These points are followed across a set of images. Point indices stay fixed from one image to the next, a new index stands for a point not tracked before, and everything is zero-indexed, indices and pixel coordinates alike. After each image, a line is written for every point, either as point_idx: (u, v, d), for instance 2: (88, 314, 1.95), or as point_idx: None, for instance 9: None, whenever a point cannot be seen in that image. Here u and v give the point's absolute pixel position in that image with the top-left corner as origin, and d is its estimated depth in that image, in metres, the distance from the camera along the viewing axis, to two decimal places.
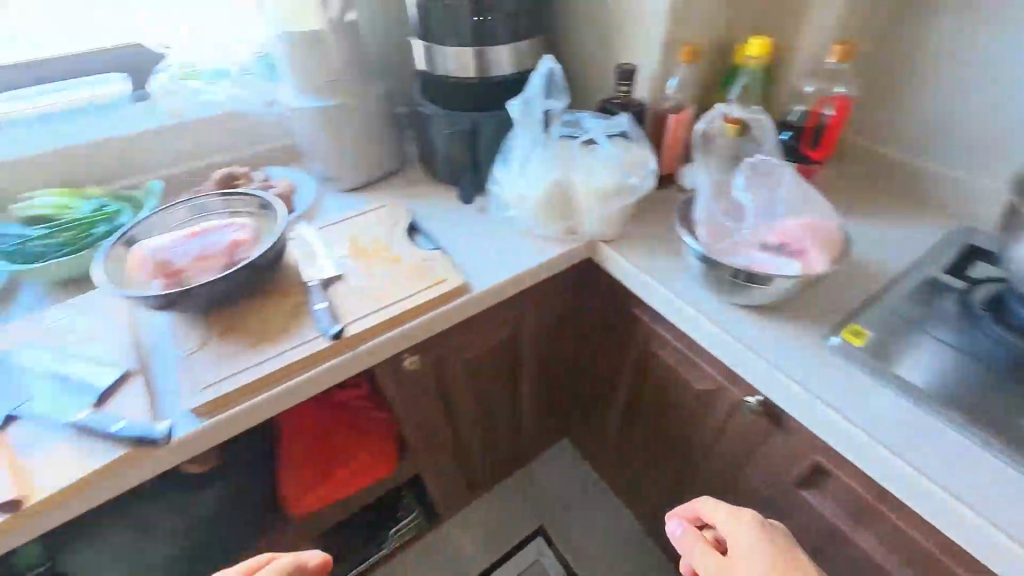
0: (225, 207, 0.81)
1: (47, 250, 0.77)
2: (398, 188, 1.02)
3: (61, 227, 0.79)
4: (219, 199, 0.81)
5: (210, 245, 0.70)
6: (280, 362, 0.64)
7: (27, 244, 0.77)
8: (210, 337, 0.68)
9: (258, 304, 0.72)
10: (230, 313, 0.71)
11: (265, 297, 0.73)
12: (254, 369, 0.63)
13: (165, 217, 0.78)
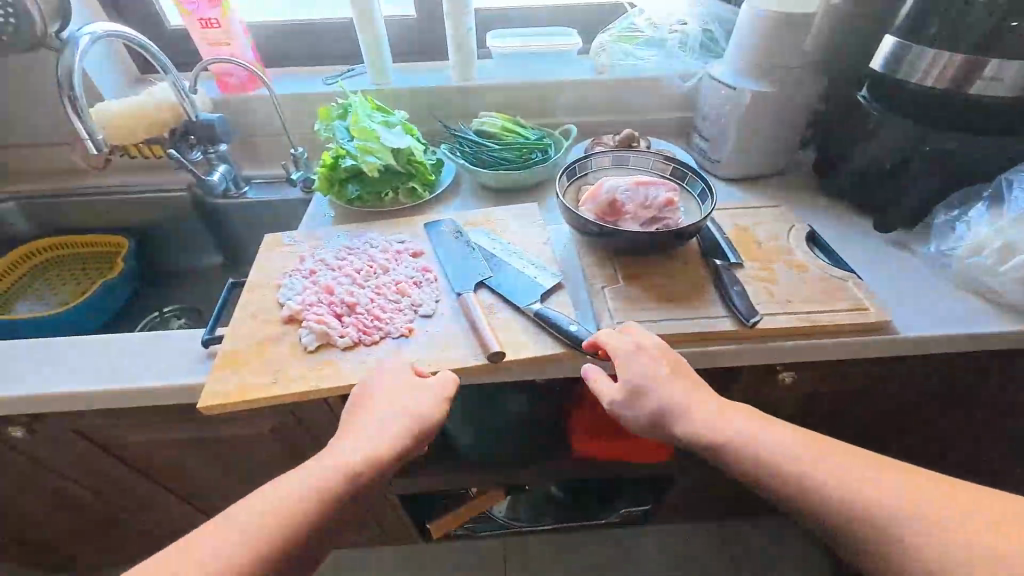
0: (647, 167, 0.85)
1: (494, 163, 0.94)
2: (782, 189, 0.95)
3: (508, 147, 0.94)
4: (641, 161, 0.85)
5: (652, 199, 0.73)
6: (689, 326, 0.66)
7: (484, 153, 0.94)
8: (621, 277, 0.73)
9: (663, 264, 0.75)
10: (638, 263, 0.75)
11: (669, 259, 0.75)
12: (665, 324, 0.66)
13: (597, 161, 0.85)
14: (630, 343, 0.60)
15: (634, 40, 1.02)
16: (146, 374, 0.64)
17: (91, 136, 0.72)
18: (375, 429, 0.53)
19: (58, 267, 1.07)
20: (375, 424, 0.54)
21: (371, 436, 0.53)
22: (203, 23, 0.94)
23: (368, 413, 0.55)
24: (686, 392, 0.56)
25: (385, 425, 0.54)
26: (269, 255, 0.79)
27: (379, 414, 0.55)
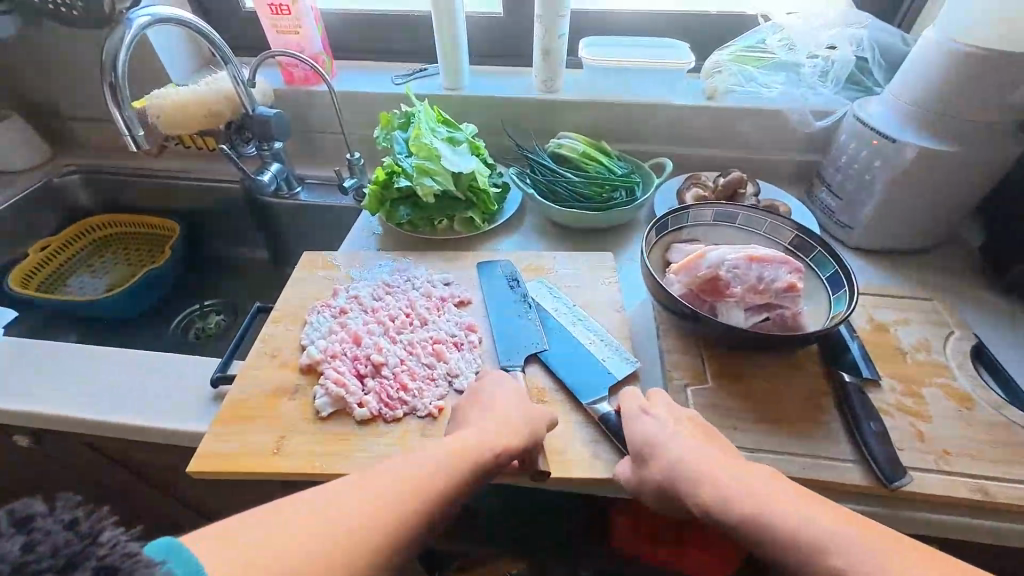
0: (757, 234, 0.68)
1: (568, 197, 0.80)
2: (931, 273, 0.74)
3: (587, 181, 0.80)
4: (751, 224, 0.68)
5: (769, 282, 0.56)
6: (798, 469, 0.49)
7: (557, 184, 0.81)
8: (710, 375, 0.57)
9: (767, 365, 0.58)
10: (734, 359, 0.59)
11: (776, 360, 0.59)
12: (764, 458, 0.50)
13: (696, 215, 0.69)
14: (638, 407, 0.51)
15: (760, 62, 0.84)
16: (150, 409, 0.58)
17: (131, 129, 0.64)
18: (504, 414, 0.49)
19: (114, 244, 1.07)
20: (505, 413, 0.49)
21: (500, 424, 0.48)
22: (274, 9, 0.87)
23: (489, 406, 0.51)
24: (709, 455, 0.45)
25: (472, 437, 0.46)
26: (301, 279, 0.70)
27: (504, 405, 0.51)
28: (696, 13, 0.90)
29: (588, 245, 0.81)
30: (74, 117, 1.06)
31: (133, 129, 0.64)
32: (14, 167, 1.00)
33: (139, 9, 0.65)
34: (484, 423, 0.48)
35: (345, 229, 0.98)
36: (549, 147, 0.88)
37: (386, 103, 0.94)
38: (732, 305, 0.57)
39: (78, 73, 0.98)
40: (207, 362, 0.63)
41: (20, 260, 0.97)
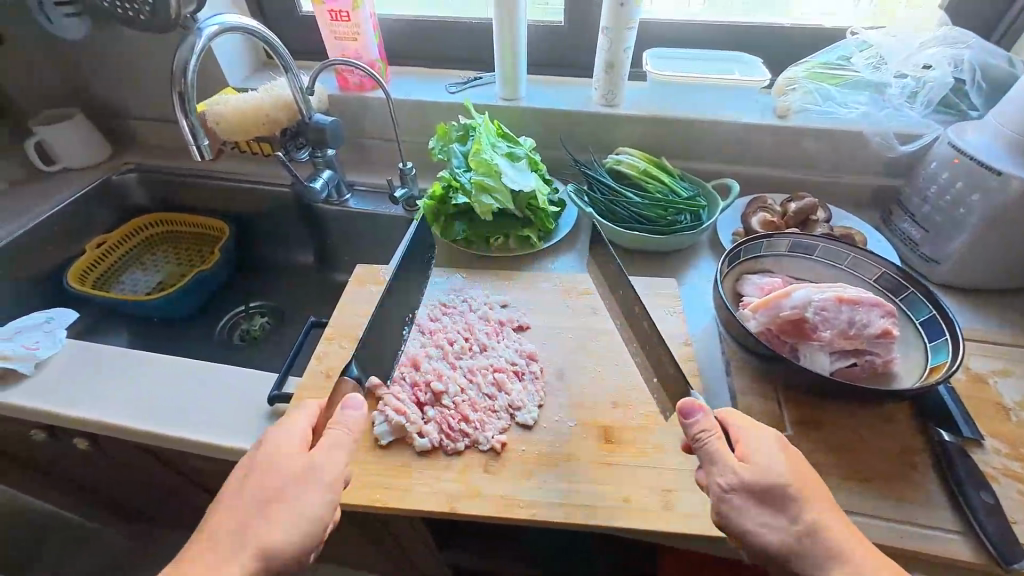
0: (839, 269, 0.64)
1: (628, 217, 0.77)
2: None
3: (649, 201, 0.77)
4: (833, 258, 0.64)
5: (861, 327, 0.52)
6: (894, 538, 0.45)
7: (617, 203, 0.77)
8: (790, 423, 0.54)
9: (853, 415, 0.54)
10: (816, 406, 0.55)
11: (862, 410, 0.55)
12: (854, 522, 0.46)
13: (770, 246, 0.65)
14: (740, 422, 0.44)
15: (838, 80, 0.79)
16: (207, 424, 0.57)
17: (198, 141, 0.63)
18: (279, 480, 0.41)
19: (165, 243, 1.08)
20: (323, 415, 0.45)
21: (279, 489, 0.41)
22: (333, 15, 0.85)
23: (262, 472, 0.42)
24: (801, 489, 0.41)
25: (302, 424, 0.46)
26: (356, 294, 0.69)
27: (286, 463, 0.42)
28: (770, 25, 0.85)
29: (646, 268, 0.77)
30: (132, 116, 1.08)
31: (201, 139, 0.63)
32: (74, 164, 1.03)
33: (207, 19, 0.65)
34: (261, 490, 0.41)
35: (391, 238, 0.97)
36: (607, 163, 0.84)
37: (439, 112, 0.93)
38: (817, 348, 0.53)
39: (138, 74, 1.00)
40: (262, 376, 0.62)
41: (77, 257, 0.99)
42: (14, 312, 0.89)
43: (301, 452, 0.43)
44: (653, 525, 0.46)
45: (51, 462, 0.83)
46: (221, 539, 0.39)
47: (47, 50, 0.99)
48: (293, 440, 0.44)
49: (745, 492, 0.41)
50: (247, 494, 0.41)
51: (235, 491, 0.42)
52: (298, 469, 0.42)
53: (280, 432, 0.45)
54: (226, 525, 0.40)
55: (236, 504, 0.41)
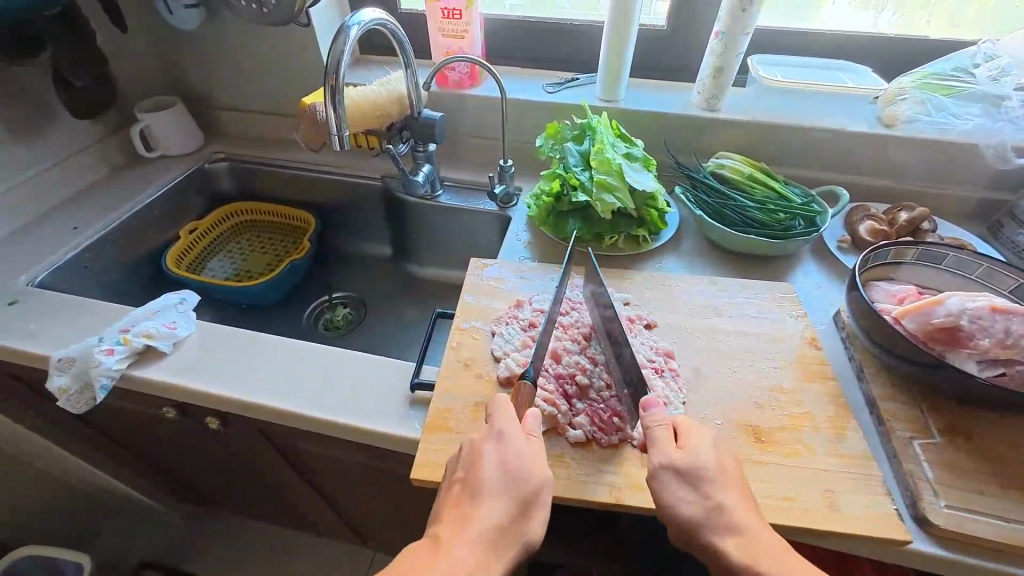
0: (968, 280, 0.64)
1: (740, 221, 0.77)
2: None
3: (761, 206, 0.77)
4: (963, 269, 0.64)
5: (1017, 338, 0.52)
6: None
7: (728, 207, 0.78)
8: (937, 430, 0.54)
9: (997, 424, 0.54)
10: (960, 415, 0.55)
11: (1007, 421, 0.55)
12: (1018, 530, 0.47)
13: (900, 253, 0.66)
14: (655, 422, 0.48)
15: (950, 91, 0.78)
16: (350, 408, 0.59)
17: (337, 131, 0.68)
18: (526, 487, 0.43)
19: (250, 231, 1.08)
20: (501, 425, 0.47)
21: (523, 495, 0.43)
22: (445, 13, 0.88)
23: (496, 478, 0.44)
24: (751, 455, 0.46)
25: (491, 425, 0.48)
26: (478, 285, 0.70)
27: (525, 469, 0.44)
28: (871, 36, 0.90)
29: (756, 272, 0.77)
30: (223, 104, 1.10)
31: (342, 130, 0.68)
32: (170, 151, 1.04)
33: (349, 16, 0.66)
34: (506, 493, 0.43)
35: (480, 235, 0.96)
36: (709, 166, 0.85)
37: (537, 110, 0.94)
38: (966, 355, 0.54)
39: (239, 64, 1.02)
40: (395, 365, 0.64)
41: (172, 241, 1.00)
42: (118, 293, 0.90)
43: (531, 460, 0.45)
44: (819, 523, 0.47)
45: (153, 443, 0.84)
46: (475, 534, 0.41)
47: (153, 38, 1.02)
48: (518, 448, 0.46)
49: (672, 472, 0.45)
50: (488, 497, 0.43)
51: (471, 491, 0.44)
52: (538, 475, 0.44)
53: (502, 439, 0.46)
54: (477, 524, 0.42)
55: (483, 501, 0.43)
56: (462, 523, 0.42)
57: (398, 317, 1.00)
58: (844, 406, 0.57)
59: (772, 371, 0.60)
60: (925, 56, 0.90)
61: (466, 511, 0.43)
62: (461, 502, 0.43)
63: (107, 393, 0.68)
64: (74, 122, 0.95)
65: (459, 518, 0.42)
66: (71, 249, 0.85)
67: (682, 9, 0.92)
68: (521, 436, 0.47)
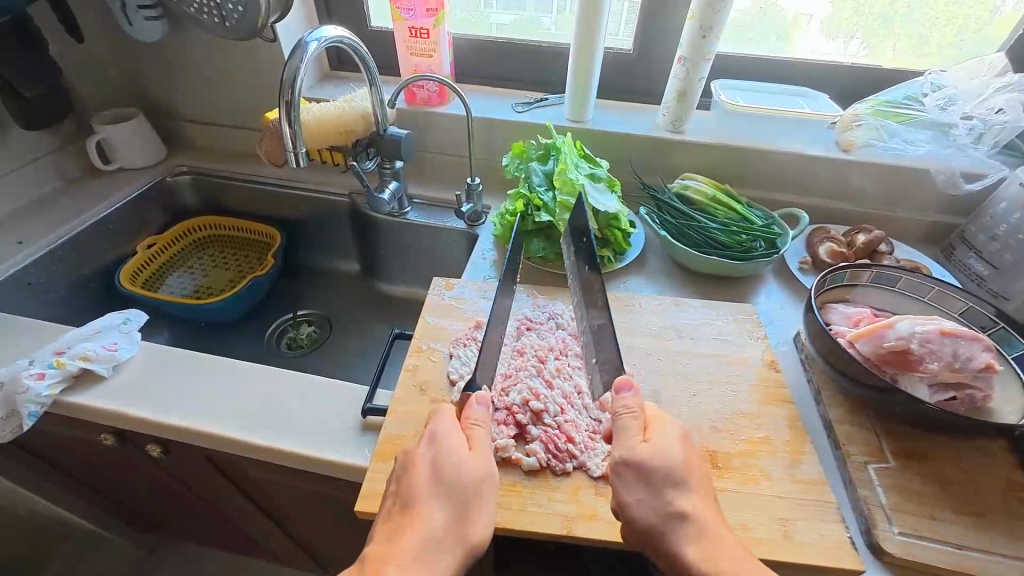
0: (920, 302, 0.65)
1: (702, 242, 0.78)
2: None
3: (723, 227, 0.78)
4: (914, 293, 0.65)
5: (965, 361, 0.53)
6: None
7: (691, 227, 0.78)
8: (891, 454, 0.54)
9: (949, 449, 0.54)
10: (916, 439, 0.55)
11: (956, 444, 0.55)
12: (971, 557, 0.46)
13: (855, 275, 0.67)
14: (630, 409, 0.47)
15: (902, 118, 0.81)
16: (297, 433, 0.56)
17: (293, 151, 0.67)
18: (462, 483, 0.44)
19: (213, 246, 1.05)
20: (444, 427, 0.47)
21: (464, 488, 0.44)
22: (412, 32, 0.88)
23: (431, 479, 0.44)
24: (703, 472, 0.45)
25: (445, 430, 0.46)
26: (438, 305, 0.69)
27: (460, 465, 0.44)
28: (828, 64, 0.93)
29: (718, 293, 0.78)
30: (187, 117, 1.07)
31: (297, 152, 0.68)
32: (129, 163, 1.01)
33: (311, 31, 0.66)
34: (445, 492, 0.43)
35: (448, 251, 0.95)
36: (674, 187, 0.86)
37: (507, 128, 0.94)
38: (917, 379, 0.55)
39: (203, 78, 1.00)
40: (350, 388, 0.61)
41: (128, 256, 0.96)
42: (65, 309, 0.87)
43: (466, 460, 0.45)
44: (773, 552, 0.46)
45: (95, 468, 0.79)
46: (414, 540, 0.41)
47: (115, 50, 1.00)
48: (452, 447, 0.45)
49: (634, 466, 0.44)
50: (425, 502, 0.43)
51: (404, 505, 0.43)
52: (476, 473, 0.44)
53: (436, 441, 0.46)
54: (420, 527, 0.41)
55: (422, 508, 0.42)
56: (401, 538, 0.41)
57: (363, 335, 0.98)
58: (801, 430, 0.56)
59: (731, 394, 0.60)
60: (881, 84, 0.93)
61: (403, 519, 0.42)
62: (398, 514, 0.43)
63: (42, 417, 0.64)
64: (26, 133, 0.92)
65: (399, 526, 0.42)
66: (12, 263, 0.81)
67: (650, 34, 0.94)
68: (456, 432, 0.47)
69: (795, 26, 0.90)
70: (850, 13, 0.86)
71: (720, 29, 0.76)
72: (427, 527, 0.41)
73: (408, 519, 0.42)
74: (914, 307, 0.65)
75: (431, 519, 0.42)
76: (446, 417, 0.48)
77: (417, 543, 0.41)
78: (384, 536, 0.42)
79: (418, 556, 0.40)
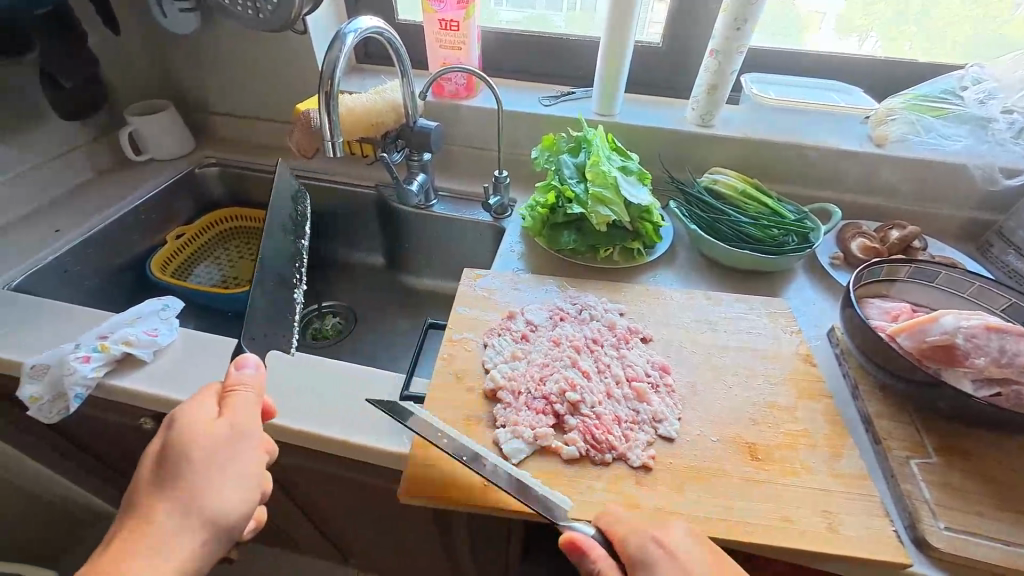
0: (960, 298, 0.64)
1: (733, 236, 0.77)
2: None
3: (754, 221, 0.77)
4: (954, 289, 0.65)
5: (1013, 356, 0.52)
6: None
7: (722, 221, 0.78)
8: (933, 449, 0.53)
9: (995, 446, 0.54)
10: (960, 435, 0.55)
11: (1001, 441, 0.54)
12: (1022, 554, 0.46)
13: (893, 270, 0.66)
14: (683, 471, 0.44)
15: (940, 113, 0.79)
16: (335, 421, 0.57)
17: (299, 238, 0.71)
18: (198, 461, 0.42)
19: (240, 237, 1.06)
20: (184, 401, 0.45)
21: (200, 463, 0.42)
22: (443, 24, 0.88)
23: (170, 465, 0.42)
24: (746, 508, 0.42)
25: (194, 412, 0.45)
26: (470, 296, 0.69)
27: (202, 445, 0.43)
28: (862, 58, 0.92)
29: (750, 287, 0.77)
30: (216, 110, 1.09)
31: (302, 237, 0.72)
32: (161, 154, 1.03)
33: (347, 22, 0.66)
34: (184, 476, 0.42)
35: (473, 244, 0.95)
36: (703, 182, 0.85)
37: (535, 122, 0.94)
38: (962, 374, 0.54)
39: (233, 70, 1.01)
40: (385, 376, 0.62)
41: (158, 247, 0.98)
42: (98, 298, 0.88)
43: (204, 439, 0.43)
44: (818, 545, 0.46)
45: (128, 454, 0.81)
46: (153, 528, 0.40)
47: (147, 43, 1.01)
48: (191, 427, 0.43)
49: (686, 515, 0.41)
50: (154, 494, 0.41)
51: (134, 504, 0.41)
52: (217, 443, 0.43)
53: (173, 424, 0.44)
54: (157, 518, 0.40)
55: (151, 507, 0.41)
56: (131, 549, 0.39)
57: (389, 328, 0.98)
58: (841, 424, 0.56)
59: (768, 387, 0.60)
60: (916, 79, 0.92)
61: (144, 510, 0.41)
62: (133, 504, 0.41)
63: (83, 402, 0.66)
64: (61, 124, 0.93)
65: (137, 519, 0.41)
66: (49, 253, 0.82)
67: (680, 27, 0.93)
68: (208, 401, 0.46)
69: (807, 23, 0.90)
70: (862, 10, 0.86)
71: (755, 22, 0.76)
72: (160, 518, 0.40)
73: (144, 514, 0.41)
74: (955, 303, 0.65)
75: (167, 513, 0.40)
76: (201, 396, 0.46)
77: (158, 542, 0.39)
78: (108, 549, 0.39)
79: (155, 547, 0.39)
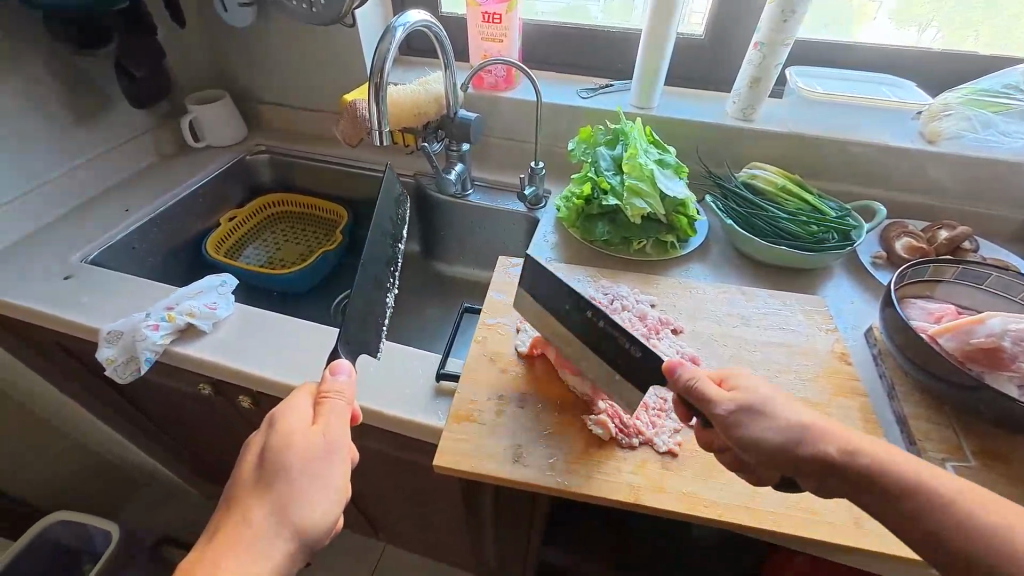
0: (1009, 301, 0.62)
1: (770, 232, 0.76)
2: None
3: (793, 218, 0.76)
4: (1004, 291, 0.63)
5: None
6: None
7: (759, 217, 0.77)
8: (971, 452, 0.52)
9: None
10: (1000, 440, 0.53)
11: None
12: None
13: (939, 271, 0.64)
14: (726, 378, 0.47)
15: (1000, 108, 0.77)
16: (375, 394, 0.61)
17: (396, 243, 0.72)
18: (293, 465, 0.45)
19: (286, 222, 1.12)
20: (284, 404, 0.49)
21: (296, 468, 0.45)
22: (485, 17, 0.90)
23: (270, 465, 0.45)
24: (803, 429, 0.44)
25: (293, 416, 0.48)
26: (504, 283, 0.71)
27: (299, 449, 0.46)
28: (916, 51, 0.89)
29: (785, 284, 0.76)
30: (267, 100, 1.14)
31: (399, 242, 0.73)
32: (218, 142, 1.09)
33: (397, 16, 0.69)
34: (281, 479, 0.44)
35: (507, 233, 0.97)
36: (741, 177, 0.84)
37: (572, 114, 0.95)
38: (1006, 378, 0.53)
39: (284, 62, 1.06)
40: (422, 355, 0.65)
41: (212, 228, 1.04)
42: (159, 273, 0.95)
43: (303, 447, 0.46)
44: (843, 538, 0.46)
45: (183, 419, 0.87)
46: (252, 526, 0.42)
47: (207, 35, 1.07)
48: (292, 429, 0.47)
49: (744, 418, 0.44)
50: (254, 494, 0.44)
51: (235, 501, 0.44)
52: (313, 450, 0.46)
53: (274, 425, 0.47)
54: (253, 515, 0.43)
55: (250, 504, 0.44)
56: (231, 546, 0.42)
57: (423, 313, 1.02)
58: (873, 423, 0.55)
59: (799, 383, 0.59)
60: (974, 73, 0.88)
61: (243, 508, 0.43)
62: (234, 501, 0.44)
63: (150, 367, 0.72)
64: (130, 112, 1.01)
65: (237, 516, 0.43)
66: (119, 230, 0.89)
67: (724, 19, 0.92)
68: (308, 406, 0.49)
69: (863, 13, 0.87)
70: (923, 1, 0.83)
71: (802, 14, 0.74)
72: (259, 518, 0.43)
73: (242, 511, 0.43)
74: (1004, 306, 0.63)
75: (264, 514, 0.43)
76: (300, 398, 0.50)
77: (255, 541, 0.42)
78: (215, 541, 0.42)
79: (251, 545, 0.42)
